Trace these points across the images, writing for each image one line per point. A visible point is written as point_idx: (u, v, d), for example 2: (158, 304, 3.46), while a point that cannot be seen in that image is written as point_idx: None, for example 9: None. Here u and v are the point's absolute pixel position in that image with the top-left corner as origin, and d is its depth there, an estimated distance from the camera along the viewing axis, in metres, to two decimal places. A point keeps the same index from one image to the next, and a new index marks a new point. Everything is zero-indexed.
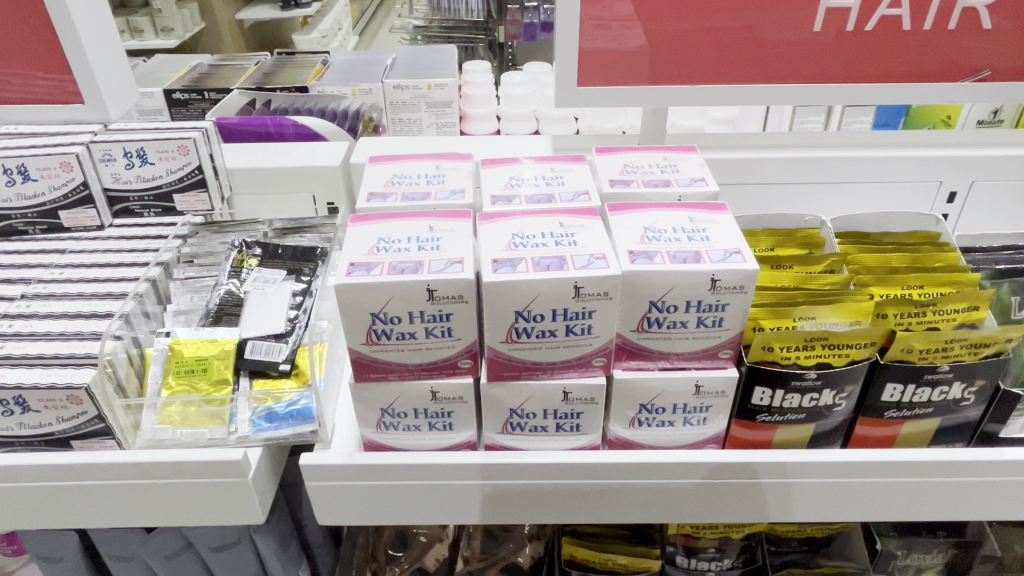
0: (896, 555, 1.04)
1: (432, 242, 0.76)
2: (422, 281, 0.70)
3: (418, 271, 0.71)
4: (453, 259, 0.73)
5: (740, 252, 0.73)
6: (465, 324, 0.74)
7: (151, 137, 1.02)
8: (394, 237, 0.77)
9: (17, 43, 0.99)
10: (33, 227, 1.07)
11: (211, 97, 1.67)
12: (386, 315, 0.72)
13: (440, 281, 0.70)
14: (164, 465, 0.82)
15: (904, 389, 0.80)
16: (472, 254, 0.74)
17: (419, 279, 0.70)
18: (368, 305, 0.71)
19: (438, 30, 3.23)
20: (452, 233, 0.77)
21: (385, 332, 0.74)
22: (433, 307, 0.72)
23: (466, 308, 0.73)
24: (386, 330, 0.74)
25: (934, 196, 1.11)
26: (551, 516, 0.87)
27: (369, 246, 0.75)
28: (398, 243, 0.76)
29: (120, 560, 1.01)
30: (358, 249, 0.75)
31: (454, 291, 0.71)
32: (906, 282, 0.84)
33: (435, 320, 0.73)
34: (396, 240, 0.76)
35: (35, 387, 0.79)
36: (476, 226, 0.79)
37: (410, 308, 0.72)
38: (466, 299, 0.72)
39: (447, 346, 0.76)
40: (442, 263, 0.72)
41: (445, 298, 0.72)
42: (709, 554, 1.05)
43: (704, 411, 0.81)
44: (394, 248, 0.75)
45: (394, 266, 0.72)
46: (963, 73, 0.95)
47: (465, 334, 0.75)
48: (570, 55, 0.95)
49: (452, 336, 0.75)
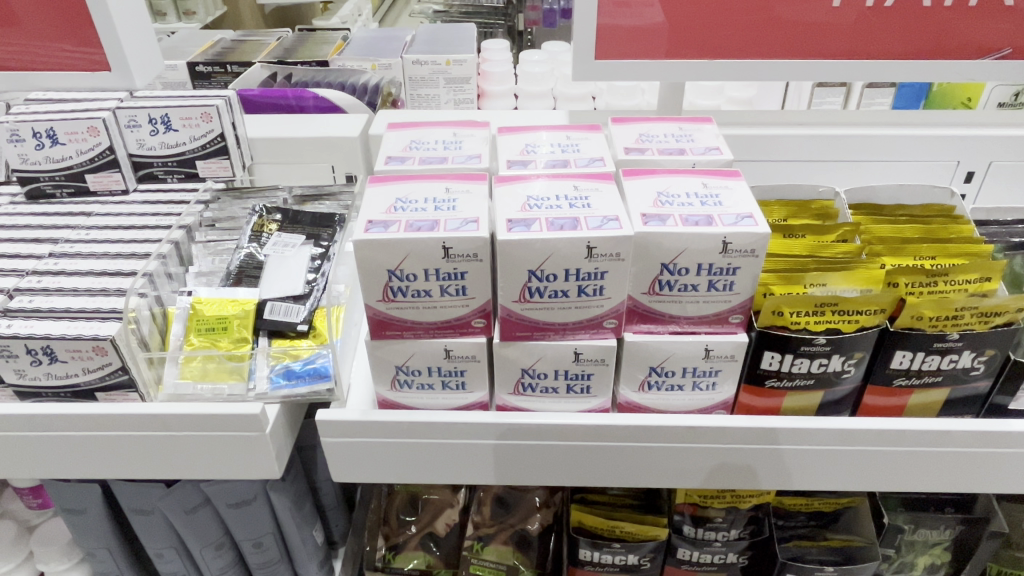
0: (903, 530, 1.05)
1: (449, 203, 0.77)
2: (439, 238, 0.72)
3: (434, 229, 0.73)
4: (469, 218, 0.74)
5: (752, 216, 0.74)
6: (479, 282, 0.75)
7: (175, 104, 1.04)
8: (412, 198, 0.78)
9: (48, 17, 1.01)
10: (61, 190, 1.09)
11: (233, 70, 1.69)
12: (402, 273, 0.74)
13: (456, 239, 0.72)
14: (184, 417, 0.85)
15: (913, 357, 0.80)
16: (487, 214, 0.75)
17: (435, 236, 0.71)
18: (385, 262, 0.73)
19: (459, 15, 3.25)
20: (467, 194, 0.78)
21: (401, 289, 0.75)
22: (449, 265, 0.74)
23: (481, 267, 0.74)
24: (402, 288, 0.75)
25: (951, 175, 1.11)
26: (559, 477, 0.89)
27: (387, 205, 0.77)
28: (415, 203, 0.77)
29: (141, 513, 1.03)
30: (376, 207, 0.76)
31: (469, 249, 0.72)
32: (918, 252, 0.84)
33: (450, 278, 0.75)
34: (413, 200, 0.78)
35: (62, 337, 0.82)
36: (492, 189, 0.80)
37: (425, 266, 0.73)
38: (481, 258, 0.73)
39: (461, 305, 0.77)
40: (458, 222, 0.74)
41: (460, 257, 0.73)
42: (718, 523, 1.06)
43: (713, 375, 0.83)
44: (411, 208, 0.76)
45: (410, 225, 0.74)
46: (982, 51, 0.95)
47: (479, 293, 0.76)
48: (589, 29, 0.96)
49: (466, 295, 0.76)
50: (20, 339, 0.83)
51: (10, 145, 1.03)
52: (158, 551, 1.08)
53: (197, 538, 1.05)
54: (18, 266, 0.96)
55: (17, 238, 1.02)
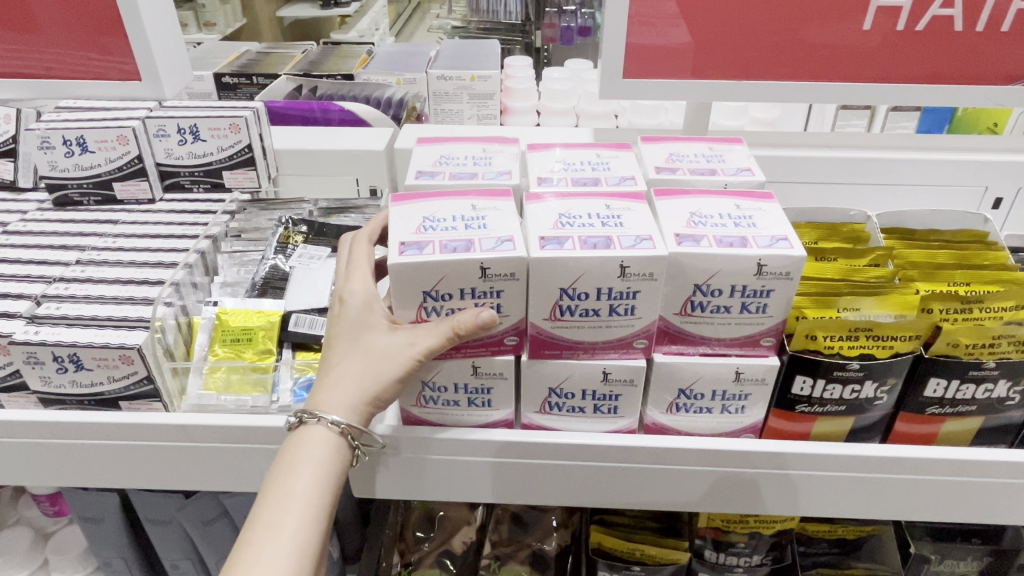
0: (929, 560, 1.02)
1: (478, 220, 0.76)
2: (477, 259, 0.70)
3: (470, 249, 0.71)
4: (503, 237, 0.73)
5: (787, 239, 0.73)
6: (514, 301, 0.74)
7: (205, 114, 1.05)
8: (438, 216, 0.76)
9: (80, 28, 1.02)
10: (88, 198, 1.10)
11: (260, 82, 1.70)
12: (438, 293, 0.73)
13: (496, 260, 0.70)
14: (207, 428, 0.84)
15: (947, 385, 0.79)
16: (520, 232, 0.75)
17: (474, 257, 0.70)
18: (422, 283, 0.72)
19: (476, 31, 3.31)
20: (495, 212, 0.77)
21: (435, 309, 0.74)
22: (485, 284, 0.72)
23: (516, 286, 0.73)
24: (436, 308, 0.74)
25: (979, 201, 1.10)
26: (582, 499, 0.87)
27: (415, 225, 0.75)
28: (443, 221, 0.76)
29: (158, 523, 1.03)
30: (405, 228, 0.74)
31: (507, 268, 0.71)
32: (952, 278, 0.83)
33: (483, 295, 0.74)
34: (441, 218, 0.76)
35: (89, 345, 0.82)
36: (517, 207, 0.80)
37: (462, 285, 0.72)
38: (518, 277, 0.72)
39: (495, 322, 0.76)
40: (493, 241, 0.72)
41: (498, 276, 0.72)
42: (739, 549, 1.04)
43: (743, 399, 0.82)
44: (440, 226, 0.75)
45: (444, 245, 0.72)
46: (1013, 77, 0.94)
47: (514, 311, 0.75)
48: (617, 50, 0.96)
49: (500, 312, 0.75)
50: (47, 346, 0.82)
51: (40, 152, 1.04)
52: (174, 562, 1.07)
53: (214, 550, 1.05)
54: (45, 273, 0.97)
55: (45, 244, 1.02)
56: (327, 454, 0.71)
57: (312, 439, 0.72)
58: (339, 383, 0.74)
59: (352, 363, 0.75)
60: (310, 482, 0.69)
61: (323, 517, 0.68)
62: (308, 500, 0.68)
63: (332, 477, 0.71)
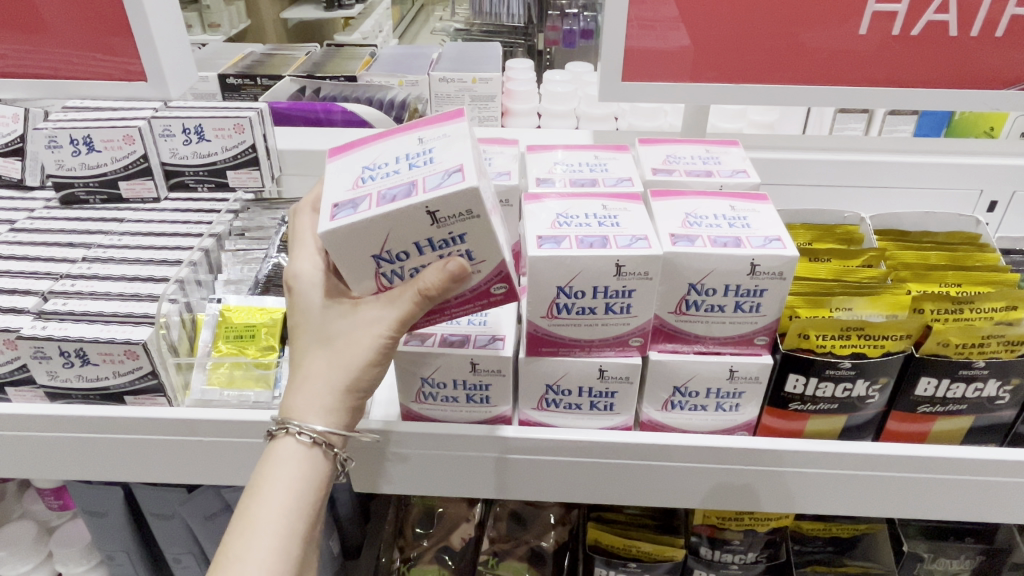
0: (923, 559, 1.04)
1: (424, 158, 0.69)
2: (419, 204, 0.63)
3: (412, 193, 0.64)
4: (449, 170, 0.65)
5: (780, 239, 0.74)
6: (481, 240, 0.67)
7: (209, 115, 1.06)
8: (380, 166, 0.70)
9: (87, 29, 1.04)
10: (94, 197, 1.12)
11: (264, 83, 1.72)
12: (391, 252, 0.68)
13: (439, 200, 0.63)
14: (211, 423, 0.85)
15: (938, 384, 0.80)
16: (467, 158, 0.67)
17: (413, 202, 0.63)
18: (369, 246, 0.67)
19: (478, 34, 3.33)
20: (443, 140, 0.70)
21: (396, 270, 0.69)
22: (441, 230, 0.66)
23: (477, 223, 0.65)
24: (397, 268, 0.69)
25: (974, 204, 1.11)
26: (579, 495, 0.89)
27: (354, 181, 0.70)
28: (384, 167, 0.70)
29: (161, 517, 1.04)
30: (343, 187, 0.69)
31: (457, 207, 0.64)
32: (944, 279, 0.85)
33: (446, 244, 0.68)
34: (383, 167, 0.70)
35: (96, 340, 0.84)
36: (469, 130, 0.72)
37: (415, 237, 0.66)
38: (475, 212, 0.64)
39: (474, 272, 0.70)
40: (437, 177, 0.65)
41: (451, 217, 0.65)
42: (735, 546, 1.06)
43: (737, 397, 0.83)
44: (381, 175, 0.69)
45: (384, 196, 0.66)
46: (1007, 82, 0.95)
47: (488, 254, 0.68)
48: (616, 53, 0.98)
49: (473, 258, 0.68)
50: (54, 341, 0.84)
51: (48, 151, 1.05)
52: (177, 556, 1.09)
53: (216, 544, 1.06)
54: (52, 270, 0.98)
55: (52, 242, 1.04)
56: (302, 466, 0.70)
57: (285, 454, 0.70)
58: (308, 381, 0.72)
59: (318, 357, 0.72)
60: (281, 507, 0.67)
61: (296, 543, 0.67)
62: (278, 527, 0.66)
63: (307, 499, 0.69)
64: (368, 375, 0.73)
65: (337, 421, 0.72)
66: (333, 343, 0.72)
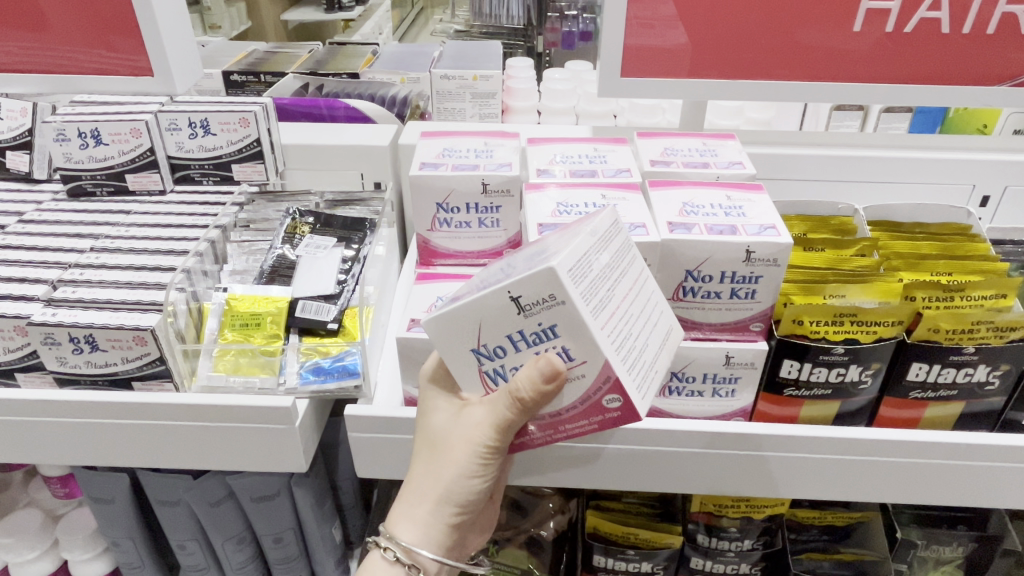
0: (917, 545, 1.05)
1: (535, 251, 0.68)
2: (501, 290, 0.63)
3: (500, 281, 0.64)
4: (544, 257, 0.64)
5: (775, 227, 0.76)
6: (573, 332, 0.64)
7: (215, 109, 1.09)
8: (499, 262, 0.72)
9: (96, 24, 1.06)
10: (101, 189, 1.14)
11: (267, 80, 1.74)
12: (488, 347, 0.68)
13: (521, 284, 0.62)
14: (218, 409, 0.87)
15: (929, 369, 0.82)
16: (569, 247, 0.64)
17: (494, 288, 0.63)
18: (465, 341, 0.67)
19: (478, 35, 3.36)
20: (562, 234, 0.69)
21: (500, 369, 0.69)
22: (531, 320, 0.64)
23: (564, 310, 0.63)
24: (500, 367, 0.69)
25: (967, 198, 1.13)
26: (579, 481, 0.90)
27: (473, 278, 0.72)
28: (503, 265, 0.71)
29: (166, 504, 1.06)
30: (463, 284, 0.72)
31: (538, 293, 0.62)
32: (935, 268, 0.87)
33: (540, 336, 0.66)
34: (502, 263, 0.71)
35: (105, 327, 0.85)
36: (599, 223, 0.69)
37: (507, 329, 0.65)
38: (559, 298, 0.62)
39: (578, 376, 0.66)
40: (530, 265, 0.64)
41: (535, 304, 0.63)
42: (731, 534, 1.07)
43: (732, 382, 0.85)
44: (494, 270, 0.70)
45: (482, 285, 0.67)
46: (997, 79, 0.98)
47: (585, 352, 0.65)
48: (616, 50, 1.00)
49: (571, 356, 0.65)
50: (64, 328, 0.86)
51: (56, 144, 1.07)
52: (181, 542, 1.10)
53: (220, 531, 1.08)
54: (60, 259, 1.00)
55: (60, 233, 1.06)
56: None
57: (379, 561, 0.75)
58: (413, 486, 0.75)
59: (423, 461, 0.76)
60: None
61: None
62: None
63: None
64: (462, 489, 0.74)
65: (427, 534, 0.75)
66: (434, 452, 0.75)
